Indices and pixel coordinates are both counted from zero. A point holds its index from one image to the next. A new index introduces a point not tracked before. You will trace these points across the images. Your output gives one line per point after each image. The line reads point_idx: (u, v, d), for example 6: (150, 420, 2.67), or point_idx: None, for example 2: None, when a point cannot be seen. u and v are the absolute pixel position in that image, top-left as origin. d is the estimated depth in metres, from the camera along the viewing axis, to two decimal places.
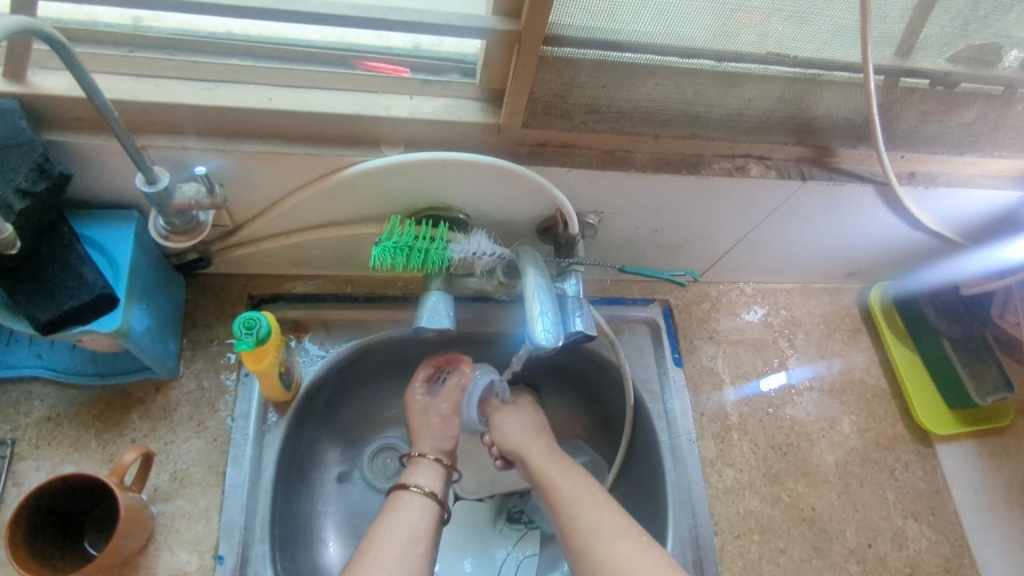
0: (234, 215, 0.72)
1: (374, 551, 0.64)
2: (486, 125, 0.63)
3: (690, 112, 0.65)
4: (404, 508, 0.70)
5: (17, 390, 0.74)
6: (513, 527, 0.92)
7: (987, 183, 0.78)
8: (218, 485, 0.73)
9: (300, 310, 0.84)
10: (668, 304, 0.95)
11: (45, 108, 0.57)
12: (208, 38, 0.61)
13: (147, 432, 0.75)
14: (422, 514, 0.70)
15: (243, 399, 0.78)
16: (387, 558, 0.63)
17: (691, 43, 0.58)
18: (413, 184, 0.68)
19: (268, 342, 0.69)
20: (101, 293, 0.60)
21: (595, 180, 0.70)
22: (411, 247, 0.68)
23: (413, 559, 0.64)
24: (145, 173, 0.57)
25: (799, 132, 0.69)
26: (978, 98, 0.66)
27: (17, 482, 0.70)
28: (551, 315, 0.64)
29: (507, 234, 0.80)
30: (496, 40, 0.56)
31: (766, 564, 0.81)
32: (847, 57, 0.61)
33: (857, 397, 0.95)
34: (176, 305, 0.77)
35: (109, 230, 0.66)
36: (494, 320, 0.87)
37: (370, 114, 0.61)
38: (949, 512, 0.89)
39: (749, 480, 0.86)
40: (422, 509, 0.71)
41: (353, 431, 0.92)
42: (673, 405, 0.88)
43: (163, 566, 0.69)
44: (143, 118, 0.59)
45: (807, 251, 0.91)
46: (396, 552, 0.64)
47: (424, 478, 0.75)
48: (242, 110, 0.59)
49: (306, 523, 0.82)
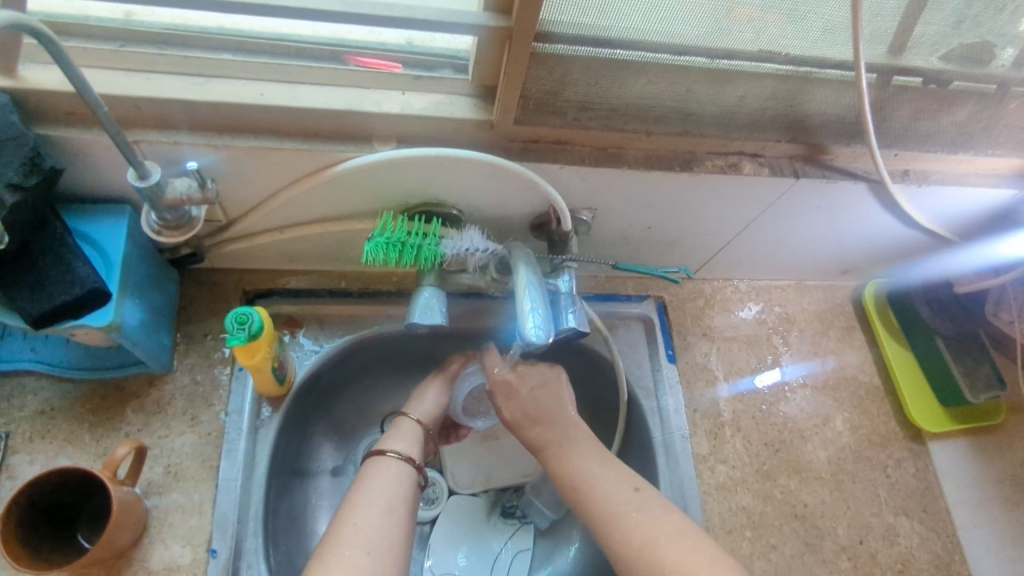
0: (227, 210, 0.72)
1: (352, 519, 0.63)
2: (478, 122, 0.64)
3: (683, 109, 0.65)
4: (381, 474, 0.69)
5: (11, 383, 0.74)
6: (507, 522, 0.91)
7: (980, 181, 0.78)
8: (212, 478, 0.73)
9: (294, 305, 0.84)
10: (663, 300, 0.95)
11: (36, 103, 0.57)
12: (199, 32, 0.60)
13: (140, 426, 0.75)
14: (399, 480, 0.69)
15: (237, 394, 0.78)
16: (365, 525, 0.62)
17: (684, 40, 0.58)
18: (405, 180, 0.69)
19: (260, 337, 0.70)
20: (93, 288, 0.60)
21: (588, 176, 0.70)
22: (403, 243, 0.69)
23: (392, 525, 0.64)
24: (137, 169, 0.57)
25: (793, 130, 0.69)
26: (971, 96, 0.66)
27: (11, 475, 0.70)
28: (542, 311, 0.64)
29: (500, 230, 0.81)
30: (488, 36, 0.56)
31: (757, 560, 0.82)
32: (840, 55, 0.61)
33: (850, 395, 0.96)
34: (170, 299, 0.77)
35: (102, 225, 0.66)
36: (487, 316, 0.87)
37: (362, 110, 0.61)
38: (940, 509, 0.90)
39: (741, 477, 0.86)
40: (398, 475, 0.70)
41: (347, 426, 0.92)
42: (666, 402, 0.88)
43: (156, 560, 0.69)
44: (134, 113, 0.59)
45: (801, 248, 0.91)
46: (374, 518, 0.63)
47: (403, 445, 0.74)
48: (234, 105, 0.59)
49: (300, 517, 0.83)
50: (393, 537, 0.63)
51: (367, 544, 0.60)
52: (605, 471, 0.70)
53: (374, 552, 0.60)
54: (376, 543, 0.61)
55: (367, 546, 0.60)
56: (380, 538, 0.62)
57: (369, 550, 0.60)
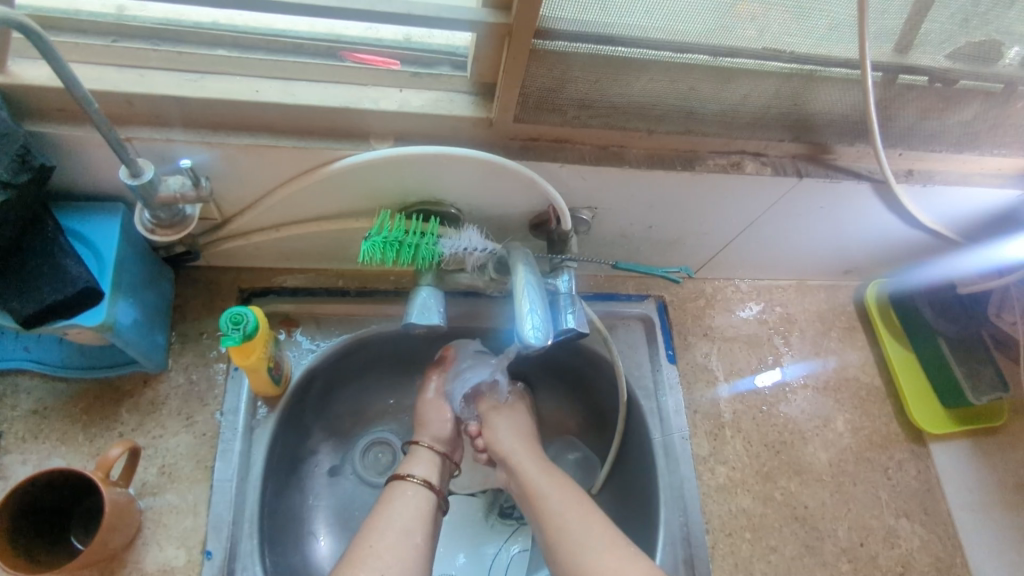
0: (222, 208, 0.71)
1: (368, 541, 0.64)
2: (477, 119, 0.62)
3: (685, 108, 0.64)
4: (399, 498, 0.70)
5: (3, 382, 0.73)
6: (505, 522, 0.91)
7: (985, 181, 0.77)
8: (207, 479, 0.73)
9: (291, 304, 0.83)
10: (663, 300, 0.94)
11: (27, 99, 0.56)
12: (194, 28, 0.59)
13: (134, 426, 0.74)
14: (417, 502, 0.70)
15: (232, 393, 0.77)
16: (380, 548, 0.64)
17: (686, 37, 0.57)
18: (402, 179, 0.68)
19: (255, 337, 0.69)
20: (84, 288, 0.59)
21: (588, 176, 0.69)
22: (400, 242, 0.67)
23: (408, 547, 0.65)
24: (129, 167, 0.56)
25: (796, 129, 0.68)
26: (977, 95, 0.65)
27: (3, 476, 0.69)
28: (540, 313, 0.63)
29: (499, 229, 0.80)
30: (487, 33, 0.55)
31: (757, 562, 0.81)
32: (845, 54, 0.60)
33: (851, 396, 0.95)
34: (165, 299, 0.77)
35: (95, 223, 0.65)
36: (486, 316, 0.87)
37: (359, 107, 0.60)
38: (941, 511, 0.89)
39: (741, 478, 0.86)
40: (418, 498, 0.71)
41: (345, 426, 0.91)
42: (666, 402, 0.88)
43: (150, 561, 0.69)
44: (126, 109, 0.58)
45: (803, 248, 0.90)
46: (389, 540, 0.64)
47: (420, 468, 0.75)
48: (228, 102, 0.58)
49: (296, 518, 0.82)
50: (407, 557, 0.64)
51: (381, 566, 0.62)
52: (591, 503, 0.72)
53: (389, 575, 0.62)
54: (390, 564, 0.62)
55: (381, 568, 0.62)
56: (395, 559, 0.63)
57: (383, 572, 0.61)
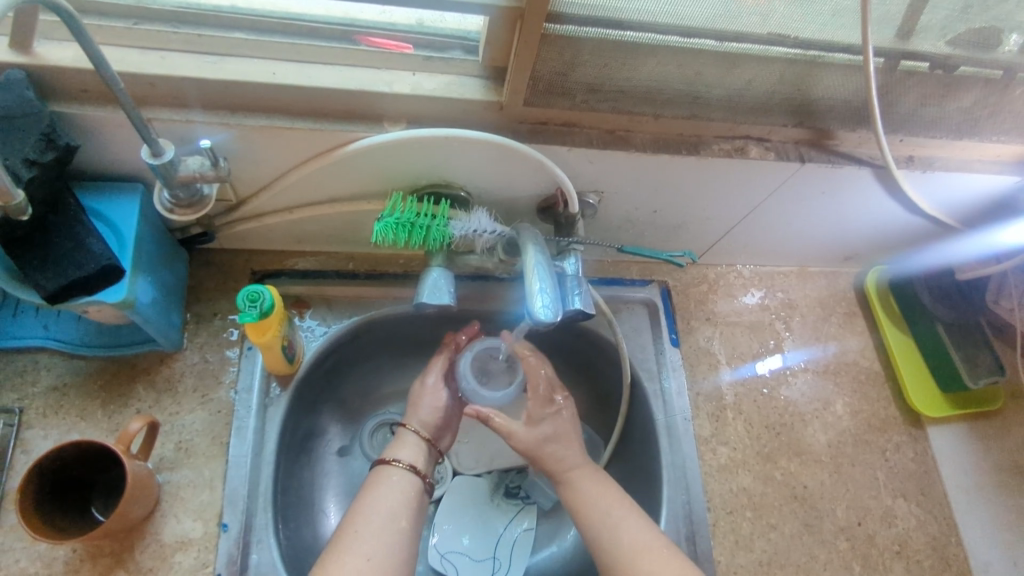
0: (238, 189, 0.73)
1: (353, 526, 0.64)
2: (488, 103, 0.64)
3: (692, 92, 0.65)
4: (383, 485, 0.68)
5: (24, 359, 0.75)
6: (510, 501, 0.92)
7: (985, 168, 0.78)
8: (222, 455, 0.75)
9: (302, 286, 0.85)
10: (667, 285, 0.96)
11: (52, 80, 0.57)
12: (212, 11, 0.61)
13: (151, 402, 0.76)
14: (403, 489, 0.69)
15: (247, 371, 0.79)
16: (366, 530, 0.64)
17: (694, 23, 0.59)
18: (414, 161, 0.69)
19: (271, 315, 0.71)
20: (106, 265, 0.61)
21: (595, 159, 0.70)
22: (412, 223, 0.69)
23: (396, 545, 0.64)
24: (150, 146, 0.57)
25: (799, 115, 0.70)
26: (977, 82, 0.67)
27: (25, 449, 0.71)
28: (550, 291, 0.65)
29: (507, 213, 0.81)
30: (500, 17, 0.56)
31: (757, 539, 0.83)
32: (848, 39, 0.62)
33: (850, 379, 0.97)
34: (180, 278, 0.78)
35: (114, 202, 0.67)
36: (492, 299, 0.89)
37: (374, 90, 0.62)
38: (937, 492, 0.91)
39: (742, 458, 0.88)
40: (408, 490, 0.69)
41: (353, 407, 0.93)
42: (669, 384, 0.90)
43: (168, 533, 0.71)
44: (149, 90, 0.60)
45: (806, 233, 0.91)
46: (379, 526, 0.64)
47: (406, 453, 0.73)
48: (246, 85, 0.60)
49: (307, 495, 0.84)
50: (397, 551, 0.63)
51: (370, 550, 0.62)
52: (591, 479, 0.73)
53: (376, 559, 0.62)
54: (380, 549, 0.63)
55: (368, 551, 0.62)
56: (387, 542, 0.63)
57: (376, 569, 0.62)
